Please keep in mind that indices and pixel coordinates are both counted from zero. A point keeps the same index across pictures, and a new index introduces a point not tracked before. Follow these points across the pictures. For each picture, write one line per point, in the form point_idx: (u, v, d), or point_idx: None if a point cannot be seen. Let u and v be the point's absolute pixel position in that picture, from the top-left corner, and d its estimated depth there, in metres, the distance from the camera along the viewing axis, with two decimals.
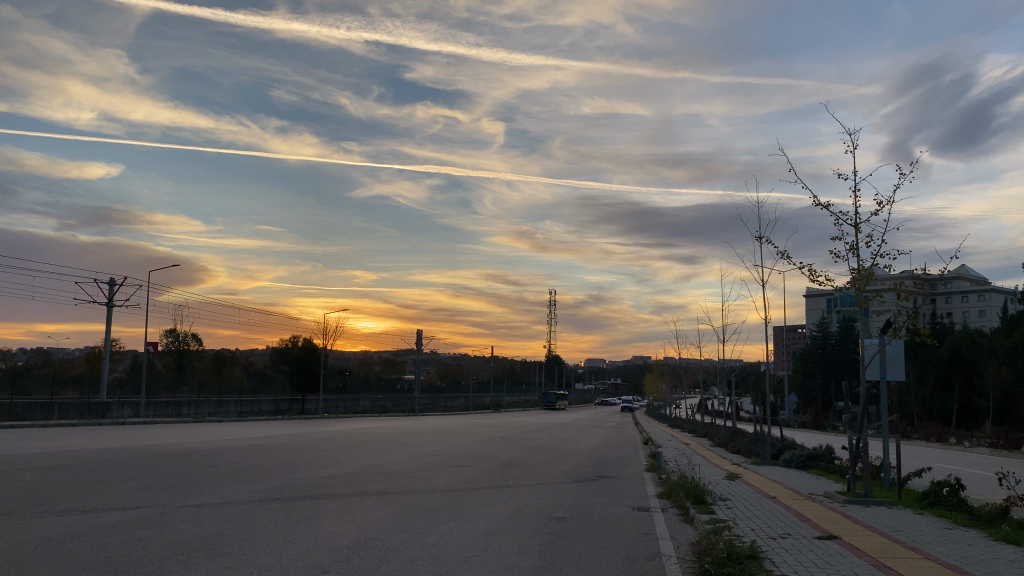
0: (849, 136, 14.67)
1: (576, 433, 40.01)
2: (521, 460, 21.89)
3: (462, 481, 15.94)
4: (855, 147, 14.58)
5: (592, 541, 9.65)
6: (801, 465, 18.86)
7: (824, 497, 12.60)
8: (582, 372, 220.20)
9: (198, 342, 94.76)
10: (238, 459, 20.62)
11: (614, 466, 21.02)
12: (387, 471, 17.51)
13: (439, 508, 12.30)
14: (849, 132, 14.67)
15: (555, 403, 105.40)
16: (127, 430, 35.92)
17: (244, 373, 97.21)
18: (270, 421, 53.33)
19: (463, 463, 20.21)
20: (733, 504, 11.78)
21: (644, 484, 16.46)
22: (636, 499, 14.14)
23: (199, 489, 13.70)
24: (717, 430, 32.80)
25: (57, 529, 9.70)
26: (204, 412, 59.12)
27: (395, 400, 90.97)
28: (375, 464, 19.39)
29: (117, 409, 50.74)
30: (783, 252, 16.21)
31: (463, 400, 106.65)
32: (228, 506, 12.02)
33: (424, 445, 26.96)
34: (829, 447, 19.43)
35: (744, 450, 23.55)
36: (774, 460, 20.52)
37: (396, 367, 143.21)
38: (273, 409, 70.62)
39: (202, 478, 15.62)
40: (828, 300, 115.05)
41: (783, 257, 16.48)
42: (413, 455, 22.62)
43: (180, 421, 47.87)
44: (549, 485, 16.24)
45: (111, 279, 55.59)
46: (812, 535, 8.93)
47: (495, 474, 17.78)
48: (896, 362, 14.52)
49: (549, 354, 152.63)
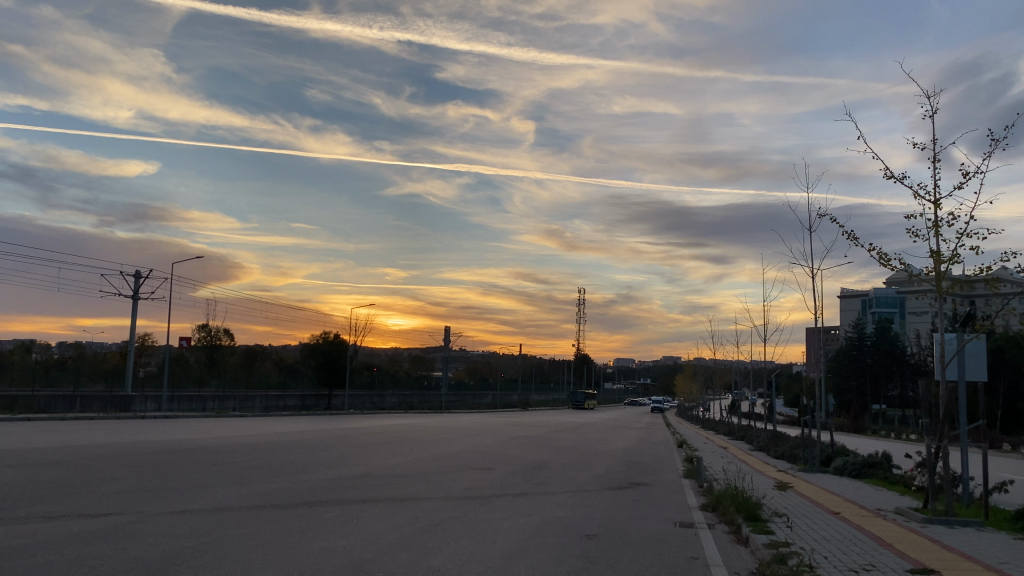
0: (927, 100, 12.64)
1: (605, 434, 38.45)
2: (546, 463, 20.24)
3: (483, 487, 14.48)
4: (934, 113, 12.54)
5: (627, 566, 8.16)
6: (856, 474, 17.18)
7: (896, 515, 10.97)
8: (611, 371, 217.86)
9: (229, 337, 94.56)
10: (246, 457, 19.25)
11: (648, 472, 19.38)
12: (402, 474, 16.10)
13: (450, 521, 10.81)
14: (927, 96, 12.65)
15: (584, 403, 103.75)
16: (148, 424, 34.96)
17: (273, 368, 96.68)
18: (294, 417, 52.35)
19: (486, 467, 18.70)
20: (793, 522, 10.17)
21: (684, 494, 14.83)
22: (676, 512, 12.54)
23: (189, 493, 12.37)
24: (757, 433, 31.05)
25: (8, 539, 8.43)
26: (228, 406, 58.39)
27: (423, 398, 89.92)
28: (390, 466, 18.02)
29: (140, 403, 50.11)
30: (847, 231, 14.31)
31: (491, 398, 105.26)
32: (215, 513, 10.73)
33: (447, 445, 25.49)
34: (887, 455, 17.68)
35: (790, 456, 21.76)
36: (824, 468, 18.78)
37: (425, 364, 142.37)
38: (299, 404, 69.84)
39: (198, 478, 14.35)
40: (864, 302, 111.99)
41: (847, 237, 14.60)
42: (432, 456, 21.15)
43: (203, 416, 47.13)
44: (581, 493, 14.66)
45: (136, 271, 55.12)
46: (900, 568, 7.35)
47: (517, 478, 16.30)
48: (975, 362, 12.58)
49: (578, 352, 150.61)
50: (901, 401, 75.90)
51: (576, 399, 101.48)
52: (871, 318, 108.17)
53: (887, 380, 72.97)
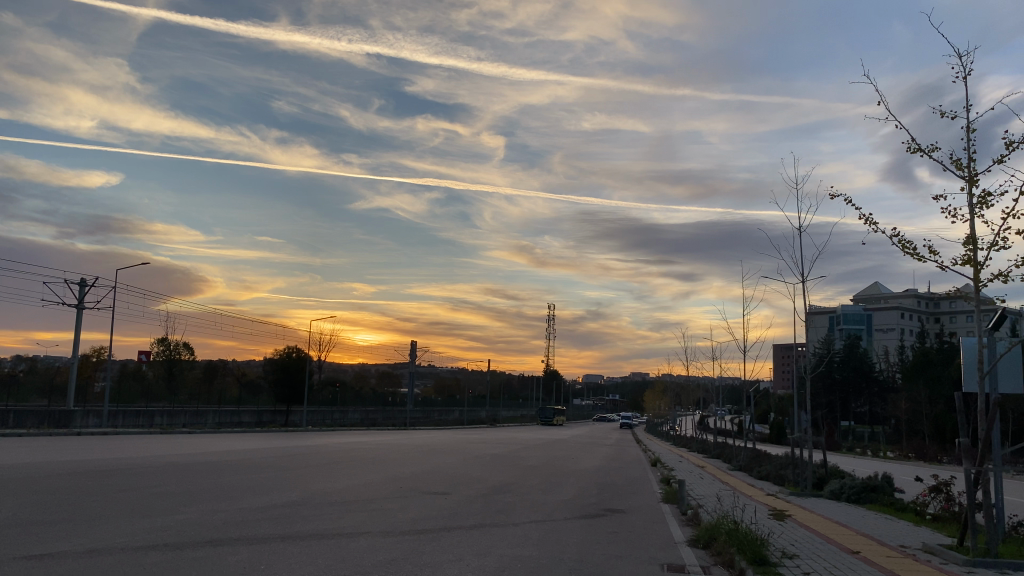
0: (961, 55, 10.69)
1: (574, 452, 36.52)
2: (511, 486, 18.21)
3: (435, 517, 12.35)
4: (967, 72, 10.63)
5: None
6: (855, 498, 15.39)
7: (931, 557, 9.05)
8: (580, 388, 215.68)
9: (190, 351, 91.20)
10: (169, 479, 17.05)
11: (623, 496, 17.36)
12: (343, 503, 13.94)
13: (383, 563, 8.72)
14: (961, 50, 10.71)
15: (553, 419, 101.49)
16: (86, 441, 32.38)
17: (235, 383, 93.31)
18: (248, 434, 49.57)
19: (441, 491, 16.64)
20: (813, 567, 8.18)
21: (665, 525, 12.91)
22: (660, 550, 10.57)
23: (68, 528, 10.16)
24: (734, 452, 29.32)
25: None
26: (179, 423, 55.29)
27: (387, 414, 87.09)
28: (332, 492, 15.85)
29: (81, 419, 46.98)
30: (865, 214, 12.22)
31: (459, 414, 102.53)
32: (88, 557, 8.48)
33: (403, 466, 23.29)
34: (889, 479, 15.90)
35: (776, 477, 19.94)
36: (817, 492, 16.92)
37: (392, 380, 139.41)
38: (255, 421, 66.81)
39: (94, 509, 12.05)
40: (832, 317, 111.58)
41: (864, 221, 12.44)
42: (385, 479, 19.02)
43: (147, 433, 44.04)
44: (548, 523, 12.60)
45: (82, 279, 52.24)
46: None
47: (474, 505, 14.21)
48: (1009, 372, 10.76)
49: (547, 368, 148.39)
50: (869, 417, 74.92)
51: (545, 415, 99.26)
52: (838, 335, 107.46)
53: (856, 396, 72.08)
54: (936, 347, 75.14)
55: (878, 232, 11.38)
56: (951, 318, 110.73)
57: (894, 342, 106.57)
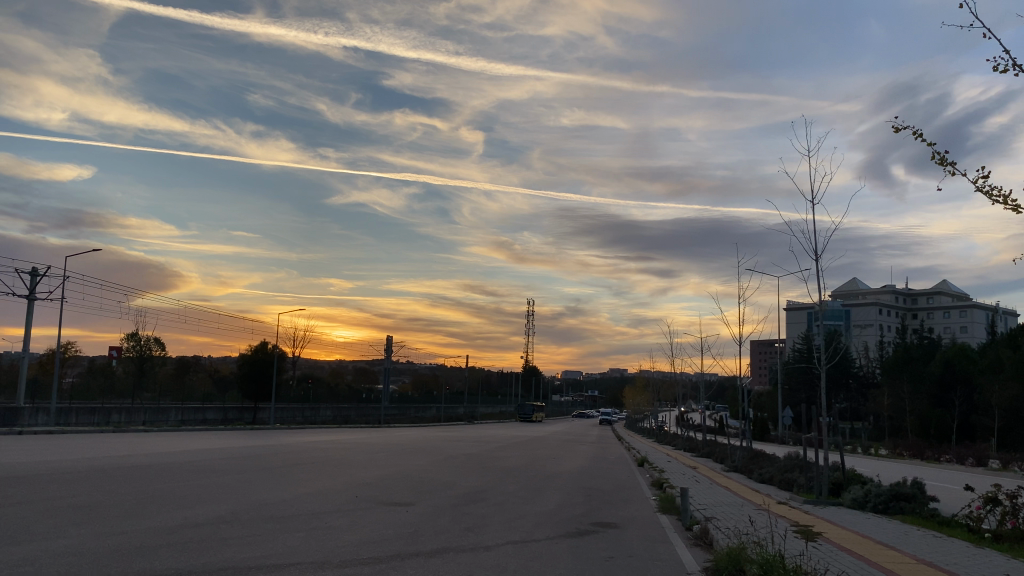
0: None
1: (555, 450, 34.65)
2: (483, 493, 15.93)
3: (388, 541, 9.98)
4: None
5: None
6: (879, 508, 13.29)
7: None
8: (559, 385, 213.76)
9: (161, 347, 87.95)
10: (83, 487, 14.57)
11: (613, 505, 15.12)
12: (284, 518, 11.73)
13: None
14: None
15: (531, 415, 99.32)
16: (36, 440, 29.87)
17: (206, 379, 90.25)
18: (210, 432, 46.74)
19: (404, 501, 14.33)
20: None
21: (666, 545, 10.73)
22: None
23: None
24: (727, 451, 27.45)
25: None
26: (139, 420, 52.42)
27: (361, 410, 84.31)
28: (273, 502, 13.56)
29: (31, 418, 44.02)
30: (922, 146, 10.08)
31: (435, 411, 100.18)
32: None
33: (366, 469, 20.80)
34: (918, 485, 13.79)
35: (781, 482, 17.91)
36: (834, 499, 14.79)
37: (370, 376, 136.90)
38: (221, 417, 63.83)
39: None
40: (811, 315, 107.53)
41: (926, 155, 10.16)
42: (341, 487, 16.55)
43: (98, 431, 41.22)
44: (526, 545, 10.24)
45: (34, 269, 49.25)
46: None
47: (440, 521, 11.93)
48: None
49: (525, 364, 146.49)
50: (851, 412, 73.31)
51: (523, 412, 97.05)
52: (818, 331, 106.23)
53: (838, 392, 70.39)
54: (921, 342, 73.68)
55: (954, 171, 8.45)
56: (928, 314, 109.95)
57: (873, 338, 105.66)
